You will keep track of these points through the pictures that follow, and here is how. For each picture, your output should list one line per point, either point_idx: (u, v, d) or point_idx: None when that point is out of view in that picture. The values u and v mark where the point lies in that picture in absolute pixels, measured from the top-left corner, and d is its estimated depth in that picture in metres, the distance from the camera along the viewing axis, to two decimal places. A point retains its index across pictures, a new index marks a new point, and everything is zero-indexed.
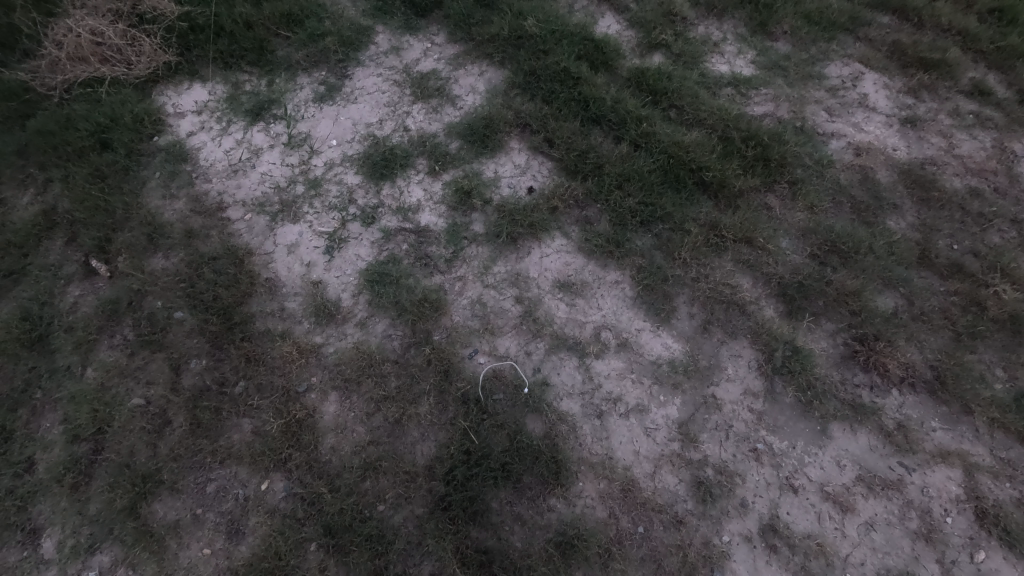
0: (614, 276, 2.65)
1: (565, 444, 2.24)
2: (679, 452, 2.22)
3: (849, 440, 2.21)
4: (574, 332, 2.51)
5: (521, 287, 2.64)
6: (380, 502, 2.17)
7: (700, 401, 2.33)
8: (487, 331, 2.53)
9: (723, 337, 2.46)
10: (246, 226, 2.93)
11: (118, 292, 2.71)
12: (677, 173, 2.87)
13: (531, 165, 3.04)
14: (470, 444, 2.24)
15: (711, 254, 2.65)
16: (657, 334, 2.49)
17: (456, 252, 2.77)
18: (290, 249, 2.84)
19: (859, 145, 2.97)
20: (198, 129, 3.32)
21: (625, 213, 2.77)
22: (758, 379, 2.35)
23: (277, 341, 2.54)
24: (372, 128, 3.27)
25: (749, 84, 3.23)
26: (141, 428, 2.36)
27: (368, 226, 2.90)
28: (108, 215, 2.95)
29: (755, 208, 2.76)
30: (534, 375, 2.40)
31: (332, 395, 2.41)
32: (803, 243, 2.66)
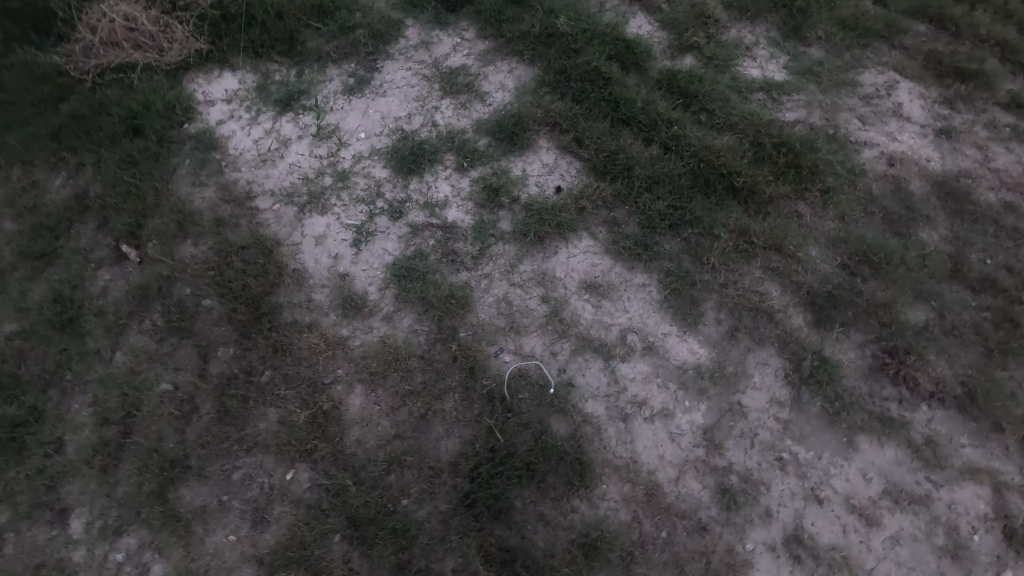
0: (641, 279, 2.64)
1: (589, 446, 2.24)
2: (704, 458, 2.22)
3: (876, 453, 2.20)
4: (600, 333, 2.51)
5: (547, 287, 2.64)
6: (404, 496, 2.18)
7: (725, 407, 2.32)
8: (513, 329, 2.53)
9: (750, 344, 2.45)
10: (274, 215, 2.95)
11: (148, 278, 2.74)
12: (707, 177, 2.84)
13: (559, 164, 3.03)
14: (495, 441, 2.24)
15: (740, 260, 2.63)
16: (683, 338, 2.49)
17: (483, 249, 2.78)
18: (317, 241, 2.87)
19: (892, 154, 2.93)
20: (228, 117, 3.34)
21: (654, 215, 2.75)
22: (784, 388, 2.34)
23: (305, 332, 2.56)
24: (400, 122, 3.27)
25: (781, 89, 3.20)
26: (169, 413, 2.39)
27: (395, 220, 2.92)
28: (139, 201, 2.98)
29: (785, 216, 2.74)
30: (559, 375, 2.41)
31: (358, 388, 2.42)
32: (833, 252, 2.64)
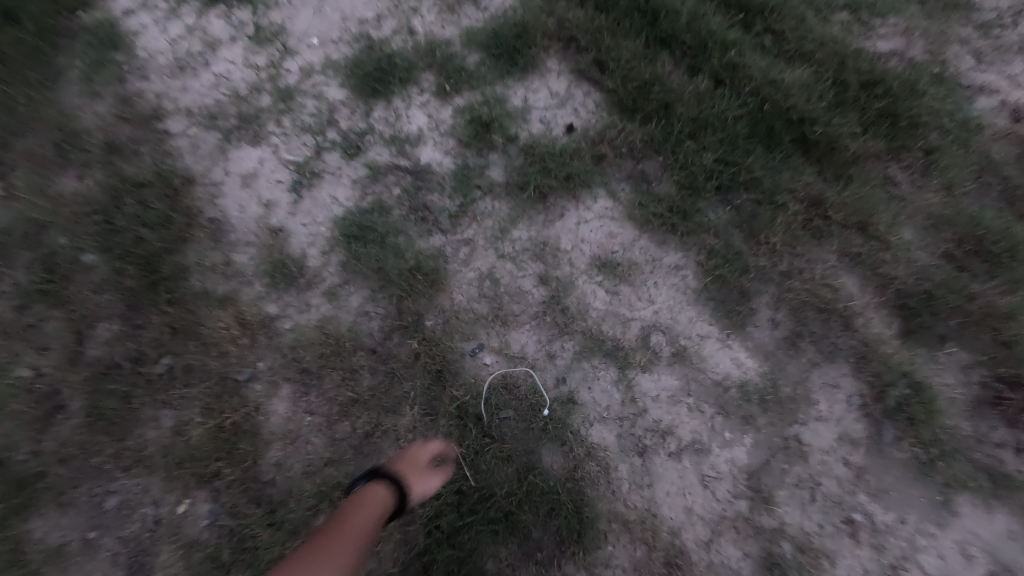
0: (674, 259, 1.97)
1: (592, 490, 1.67)
2: (747, 516, 1.64)
3: (981, 522, 1.62)
4: (614, 331, 1.86)
5: (548, 263, 1.97)
6: None
7: (778, 444, 1.72)
8: (498, 319, 1.88)
9: (816, 358, 1.81)
10: (189, 143, 2.21)
11: (12, 219, 2.02)
12: (772, 125, 2.10)
13: (573, 96, 2.28)
14: (465, 481, 1.69)
15: (809, 241, 1.95)
16: (725, 343, 1.85)
17: (465, 205, 2.07)
18: (245, 182, 2.15)
19: (1017, 106, 2.20)
20: (138, 4, 2.47)
21: (698, 173, 2.04)
22: (859, 422, 1.73)
23: (216, 308, 1.89)
24: (366, 26, 2.45)
25: (874, 8, 2.39)
26: (22, 412, 1.75)
27: (350, 158, 2.19)
28: (7, 113, 2.20)
29: (874, 183, 2.03)
30: (556, 387, 1.78)
31: (284, 390, 1.80)
32: (933, 237, 1.96)
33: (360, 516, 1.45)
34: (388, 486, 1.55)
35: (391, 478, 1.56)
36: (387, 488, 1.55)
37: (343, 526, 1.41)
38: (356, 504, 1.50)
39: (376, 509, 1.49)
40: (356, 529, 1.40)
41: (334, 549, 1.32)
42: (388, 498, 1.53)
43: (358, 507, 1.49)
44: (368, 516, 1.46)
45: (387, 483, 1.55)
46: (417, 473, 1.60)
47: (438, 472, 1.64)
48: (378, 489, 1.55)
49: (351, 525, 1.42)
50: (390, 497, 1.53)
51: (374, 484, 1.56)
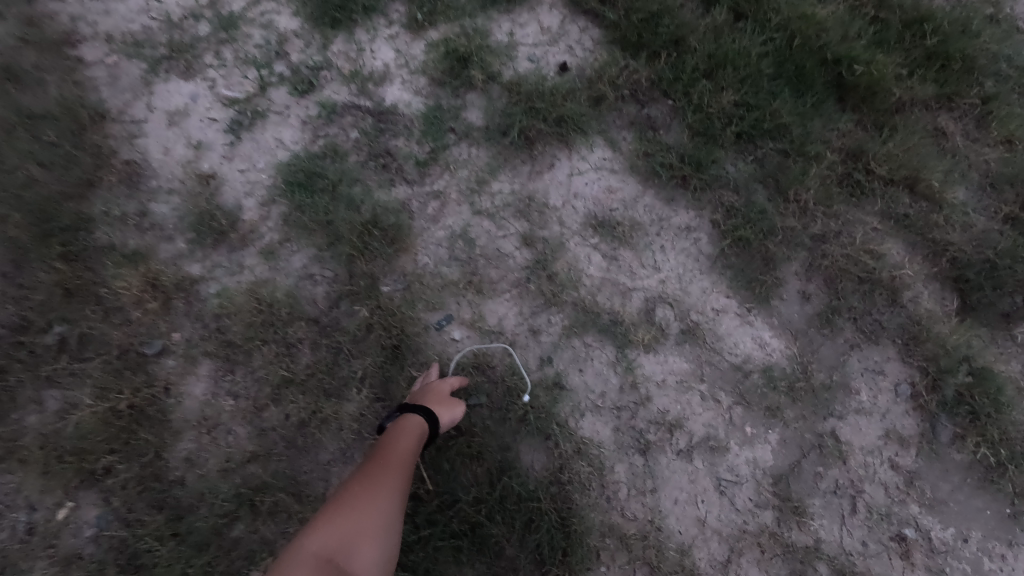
0: (684, 219, 1.64)
1: (581, 497, 1.34)
2: (774, 531, 1.33)
3: None
4: (612, 302, 1.53)
5: (533, 221, 1.63)
6: (253, 564, 1.35)
7: (812, 442, 1.40)
8: (471, 286, 1.54)
9: (854, 338, 1.50)
10: (108, 74, 1.85)
11: None
12: (802, 64, 1.77)
13: (567, 30, 1.93)
14: (421, 483, 1.36)
15: (845, 200, 1.63)
16: (746, 319, 1.52)
17: (436, 152, 1.73)
18: (172, 120, 1.79)
19: None
20: None
21: (714, 117, 1.71)
22: (908, 418, 1.42)
23: (124, 266, 1.54)
24: None
25: None
26: None
27: (301, 95, 1.84)
28: None
29: (922, 134, 1.71)
30: (540, 369, 1.45)
31: (203, 367, 1.46)
32: (989, 199, 1.66)
33: (400, 448, 1.20)
34: (423, 413, 1.27)
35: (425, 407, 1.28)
36: (418, 416, 1.27)
37: (383, 462, 1.16)
38: (393, 434, 1.24)
39: (415, 435, 1.24)
40: (403, 468, 1.17)
41: (369, 493, 1.09)
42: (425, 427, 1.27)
43: (394, 434, 1.24)
44: (409, 443, 1.22)
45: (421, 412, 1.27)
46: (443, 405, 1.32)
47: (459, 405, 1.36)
48: (411, 416, 1.27)
49: (395, 458, 1.18)
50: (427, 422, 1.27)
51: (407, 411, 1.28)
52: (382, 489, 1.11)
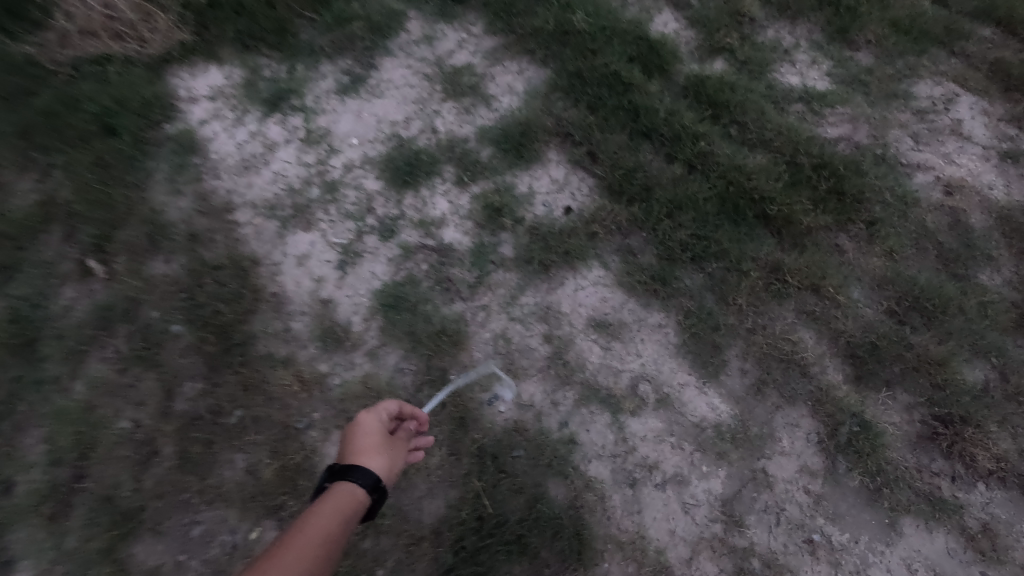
0: (657, 318, 2.34)
1: (590, 516, 1.99)
2: (721, 536, 1.95)
3: (923, 541, 1.91)
4: (607, 381, 2.22)
5: (550, 324, 2.35)
6: (378, 567, 1.93)
7: (748, 475, 2.04)
8: (510, 373, 2.25)
9: (779, 401, 2.15)
10: (254, 231, 2.68)
11: (114, 298, 2.49)
12: (736, 203, 2.51)
13: (570, 181, 2.70)
14: (484, 508, 2.00)
15: (771, 301, 2.31)
16: (702, 391, 2.19)
17: (481, 278, 2.48)
18: (300, 261, 2.59)
19: (949, 180, 2.59)
20: (211, 116, 3.06)
21: (674, 246, 2.44)
22: (817, 456, 2.05)
23: (280, 368, 2.32)
24: (397, 127, 2.95)
25: (824, 100, 2.84)
26: (126, 457, 2.17)
27: (386, 240, 2.63)
28: (109, 210, 2.71)
29: (825, 251, 2.41)
30: (560, 430, 2.14)
31: (335, 435, 2.21)
32: (879, 295, 2.31)
33: (324, 523, 1.27)
34: (354, 482, 1.40)
35: (357, 474, 1.41)
36: (354, 482, 1.39)
37: (304, 538, 1.21)
38: (319, 507, 1.31)
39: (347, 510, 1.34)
40: (326, 550, 1.22)
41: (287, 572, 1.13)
42: (362, 497, 1.38)
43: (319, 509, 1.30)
44: (334, 517, 1.30)
45: (357, 483, 1.39)
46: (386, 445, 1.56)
47: (389, 443, 1.56)
48: (343, 484, 1.39)
49: (307, 535, 1.22)
50: (362, 494, 1.39)
51: (338, 483, 1.39)
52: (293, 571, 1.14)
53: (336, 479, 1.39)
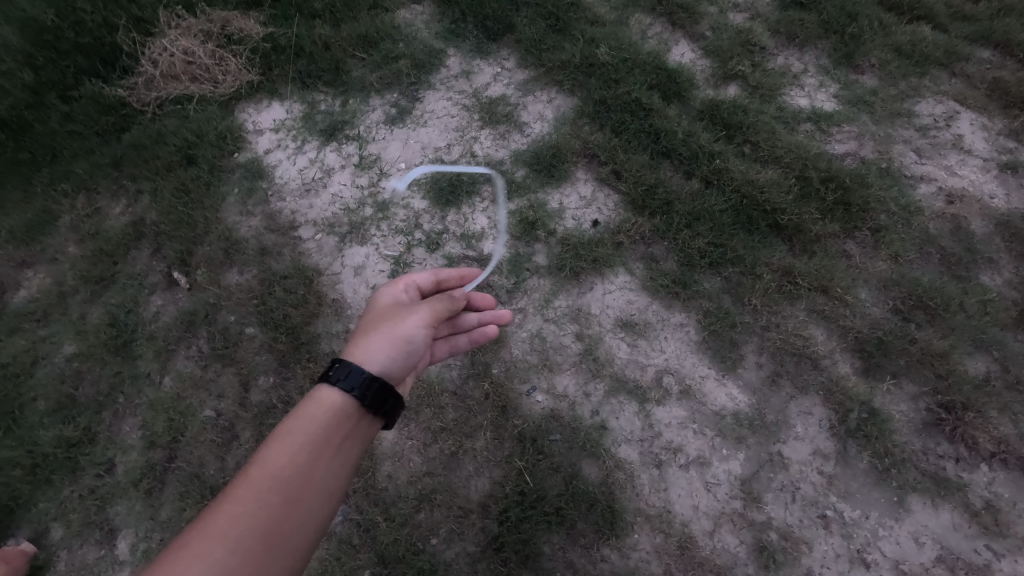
0: (679, 318, 2.57)
1: (621, 493, 2.22)
2: (741, 511, 2.16)
3: (929, 516, 2.12)
4: (635, 374, 2.45)
5: (581, 324, 2.59)
6: (433, 535, 2.21)
7: (765, 457, 2.25)
8: (546, 367, 2.48)
9: (792, 392, 2.36)
10: (316, 245, 3.01)
11: (196, 304, 2.83)
12: (750, 215, 2.76)
13: (597, 198, 2.97)
14: (526, 484, 2.25)
15: (783, 301, 2.54)
16: (722, 382, 2.41)
17: (518, 284, 2.72)
18: (357, 271, 2.91)
19: (951, 191, 2.81)
20: (275, 146, 3.37)
21: (693, 253, 2.68)
22: (829, 440, 2.26)
23: None
24: (440, 152, 3.26)
25: (831, 120, 3.08)
26: (211, 440, 2.52)
27: (432, 252, 2.95)
28: (190, 229, 3.05)
29: (833, 255, 2.63)
30: (592, 417, 2.37)
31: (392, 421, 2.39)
32: (885, 295, 2.53)
33: (297, 434, 1.46)
34: (334, 388, 1.57)
35: (330, 376, 1.57)
36: (334, 384, 1.57)
37: (274, 453, 1.42)
38: (300, 415, 1.51)
39: (320, 419, 1.51)
40: (299, 467, 1.42)
41: (243, 503, 1.34)
42: (341, 400, 1.55)
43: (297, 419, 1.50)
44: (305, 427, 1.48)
45: (333, 381, 1.57)
46: (386, 321, 1.80)
47: (390, 316, 1.82)
48: (318, 391, 1.57)
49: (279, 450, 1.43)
50: (340, 398, 1.55)
51: (322, 387, 1.57)
52: (260, 487, 1.36)
53: (313, 387, 1.58)
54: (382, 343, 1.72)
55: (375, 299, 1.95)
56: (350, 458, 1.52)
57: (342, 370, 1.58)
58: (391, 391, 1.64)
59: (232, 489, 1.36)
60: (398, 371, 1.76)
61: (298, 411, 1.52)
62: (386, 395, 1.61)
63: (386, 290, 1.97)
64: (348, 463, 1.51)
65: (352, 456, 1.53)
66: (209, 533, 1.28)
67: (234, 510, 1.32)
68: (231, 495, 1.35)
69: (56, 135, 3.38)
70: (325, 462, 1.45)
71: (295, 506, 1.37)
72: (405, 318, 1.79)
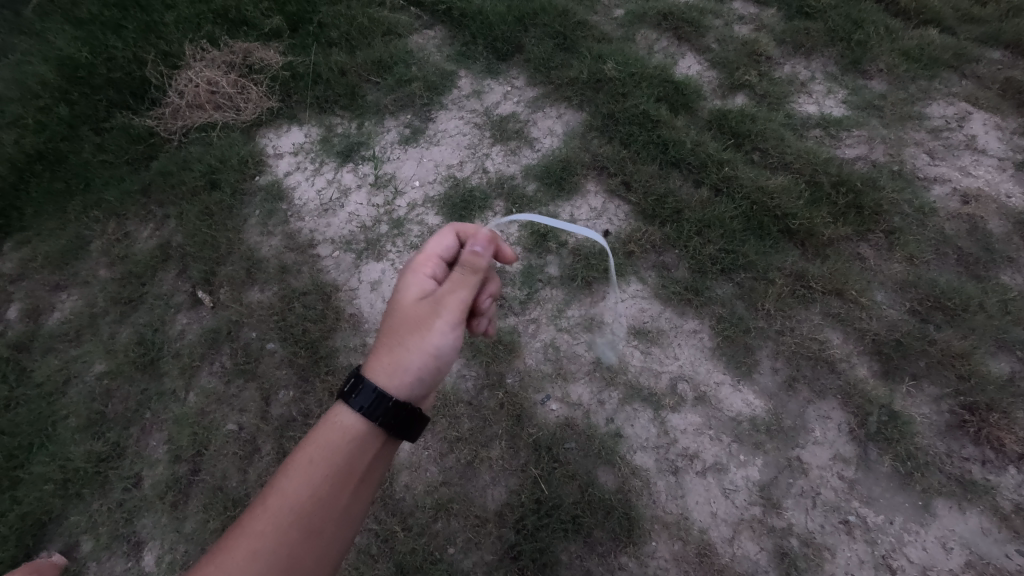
0: (693, 324, 2.57)
1: (638, 500, 2.21)
2: (761, 517, 2.14)
3: (956, 521, 2.07)
4: (649, 381, 2.45)
5: (594, 333, 2.59)
6: (450, 545, 2.22)
7: (783, 463, 2.22)
8: (560, 375, 2.49)
9: (810, 396, 2.34)
10: (334, 262, 3.09)
11: (219, 322, 2.92)
12: (760, 220, 2.76)
13: (607, 209, 2.98)
14: (541, 492, 2.25)
15: (797, 305, 2.53)
16: (737, 388, 2.39)
17: (531, 294, 2.71)
18: (373, 286, 2.98)
19: (966, 191, 2.78)
20: (294, 169, 3.49)
21: (705, 260, 2.69)
22: (849, 444, 2.23)
23: None
24: (452, 169, 3.33)
25: (840, 125, 3.08)
26: (234, 453, 2.59)
27: None
28: (214, 250, 3.16)
29: (847, 258, 2.63)
30: (607, 425, 2.37)
31: None
32: (901, 297, 2.51)
33: (312, 467, 1.47)
34: (354, 411, 1.54)
35: (351, 401, 1.53)
36: (354, 411, 1.53)
37: (291, 486, 1.43)
38: (316, 441, 1.51)
39: (339, 447, 1.51)
40: (316, 500, 1.44)
41: (262, 540, 1.37)
42: (360, 425, 1.53)
43: (312, 445, 1.50)
44: (322, 458, 1.48)
45: (354, 407, 1.53)
46: (409, 326, 1.66)
47: (415, 317, 1.68)
48: (338, 414, 1.55)
49: (295, 482, 1.44)
50: (359, 423, 1.53)
51: (339, 411, 1.54)
52: (276, 522, 1.40)
53: (331, 407, 1.55)
54: (410, 359, 1.61)
55: (401, 291, 1.80)
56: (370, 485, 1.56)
57: (365, 396, 1.53)
58: (417, 418, 1.61)
59: (251, 524, 1.39)
60: (429, 385, 1.67)
61: (318, 435, 1.51)
62: (410, 423, 1.59)
63: (412, 279, 1.82)
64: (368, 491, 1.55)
65: (371, 482, 1.56)
66: (230, 568, 1.33)
67: (254, 546, 1.36)
68: (251, 527, 1.39)
69: (89, 165, 3.55)
70: (346, 494, 1.49)
71: (314, 541, 1.43)
72: (434, 324, 1.66)
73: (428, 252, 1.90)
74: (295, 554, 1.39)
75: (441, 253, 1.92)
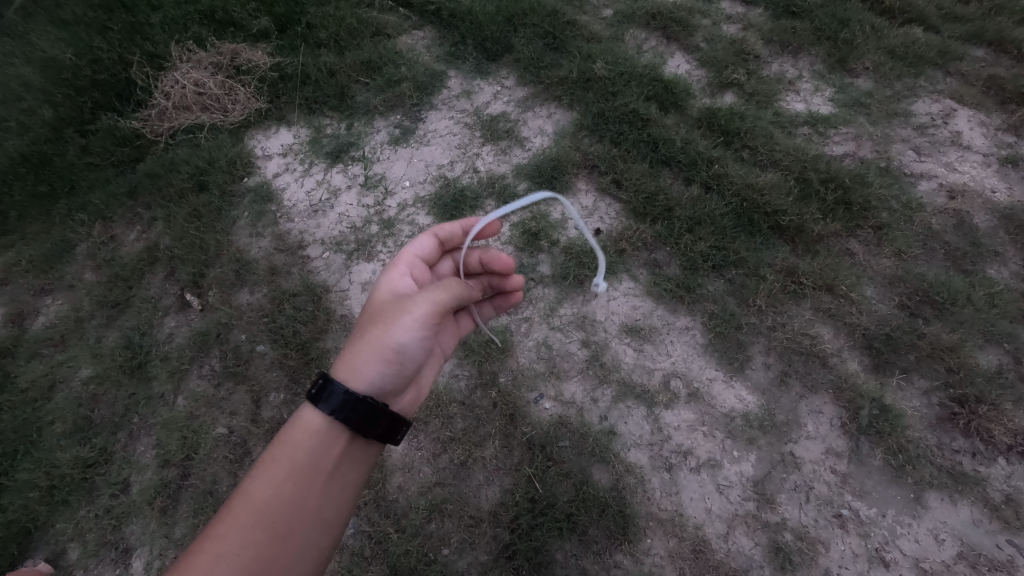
0: (684, 321, 2.57)
1: (633, 497, 2.20)
2: (755, 513, 2.14)
3: (948, 512, 2.08)
4: (642, 379, 2.44)
5: (587, 331, 2.58)
6: (445, 545, 2.20)
7: (777, 458, 2.23)
8: (553, 374, 2.49)
9: (802, 391, 2.35)
10: (324, 263, 3.06)
11: (208, 325, 2.89)
12: (751, 217, 2.77)
13: (598, 208, 2.98)
14: (536, 491, 2.25)
15: (788, 301, 2.54)
16: (730, 384, 2.40)
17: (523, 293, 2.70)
18: (364, 287, 2.96)
19: (952, 187, 2.81)
20: (283, 170, 3.46)
21: (696, 257, 2.69)
22: (840, 438, 2.24)
23: None
24: (443, 170, 3.32)
25: (828, 123, 3.11)
26: (224, 457, 2.55)
27: None
28: (202, 253, 3.12)
29: (836, 254, 2.65)
30: (601, 422, 2.36)
31: None
32: (889, 292, 2.53)
33: (277, 468, 1.51)
34: (318, 409, 1.57)
35: (310, 398, 1.57)
36: (316, 409, 1.56)
37: (256, 489, 1.48)
38: (280, 443, 1.54)
39: (304, 447, 1.54)
40: (281, 501, 1.48)
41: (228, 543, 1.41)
42: (323, 422, 1.56)
43: (277, 447, 1.54)
44: (286, 458, 1.52)
45: (316, 404, 1.56)
46: (376, 324, 1.69)
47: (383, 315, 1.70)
48: (301, 414, 1.58)
49: (260, 485, 1.49)
50: (322, 420, 1.56)
51: (303, 411, 1.57)
52: (242, 525, 1.43)
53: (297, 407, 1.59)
54: (371, 357, 1.64)
55: (378, 291, 1.86)
56: (339, 482, 1.57)
57: (322, 391, 1.56)
58: (383, 412, 1.61)
59: (218, 528, 1.43)
60: (393, 382, 1.69)
61: (282, 437, 1.55)
62: (376, 417, 1.59)
63: (388, 278, 1.87)
64: (337, 488, 1.56)
65: (342, 479, 1.57)
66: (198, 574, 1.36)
67: (219, 550, 1.39)
68: (216, 531, 1.42)
69: (74, 167, 3.51)
70: (312, 491, 1.51)
71: (283, 542, 1.46)
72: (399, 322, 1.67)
73: (405, 253, 1.95)
74: (264, 555, 1.43)
75: (417, 254, 1.95)
